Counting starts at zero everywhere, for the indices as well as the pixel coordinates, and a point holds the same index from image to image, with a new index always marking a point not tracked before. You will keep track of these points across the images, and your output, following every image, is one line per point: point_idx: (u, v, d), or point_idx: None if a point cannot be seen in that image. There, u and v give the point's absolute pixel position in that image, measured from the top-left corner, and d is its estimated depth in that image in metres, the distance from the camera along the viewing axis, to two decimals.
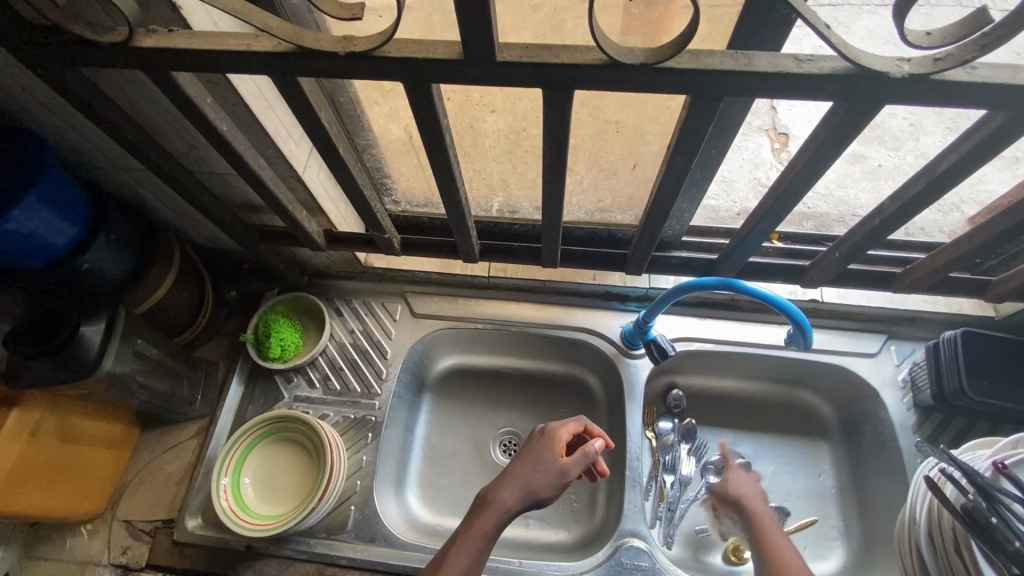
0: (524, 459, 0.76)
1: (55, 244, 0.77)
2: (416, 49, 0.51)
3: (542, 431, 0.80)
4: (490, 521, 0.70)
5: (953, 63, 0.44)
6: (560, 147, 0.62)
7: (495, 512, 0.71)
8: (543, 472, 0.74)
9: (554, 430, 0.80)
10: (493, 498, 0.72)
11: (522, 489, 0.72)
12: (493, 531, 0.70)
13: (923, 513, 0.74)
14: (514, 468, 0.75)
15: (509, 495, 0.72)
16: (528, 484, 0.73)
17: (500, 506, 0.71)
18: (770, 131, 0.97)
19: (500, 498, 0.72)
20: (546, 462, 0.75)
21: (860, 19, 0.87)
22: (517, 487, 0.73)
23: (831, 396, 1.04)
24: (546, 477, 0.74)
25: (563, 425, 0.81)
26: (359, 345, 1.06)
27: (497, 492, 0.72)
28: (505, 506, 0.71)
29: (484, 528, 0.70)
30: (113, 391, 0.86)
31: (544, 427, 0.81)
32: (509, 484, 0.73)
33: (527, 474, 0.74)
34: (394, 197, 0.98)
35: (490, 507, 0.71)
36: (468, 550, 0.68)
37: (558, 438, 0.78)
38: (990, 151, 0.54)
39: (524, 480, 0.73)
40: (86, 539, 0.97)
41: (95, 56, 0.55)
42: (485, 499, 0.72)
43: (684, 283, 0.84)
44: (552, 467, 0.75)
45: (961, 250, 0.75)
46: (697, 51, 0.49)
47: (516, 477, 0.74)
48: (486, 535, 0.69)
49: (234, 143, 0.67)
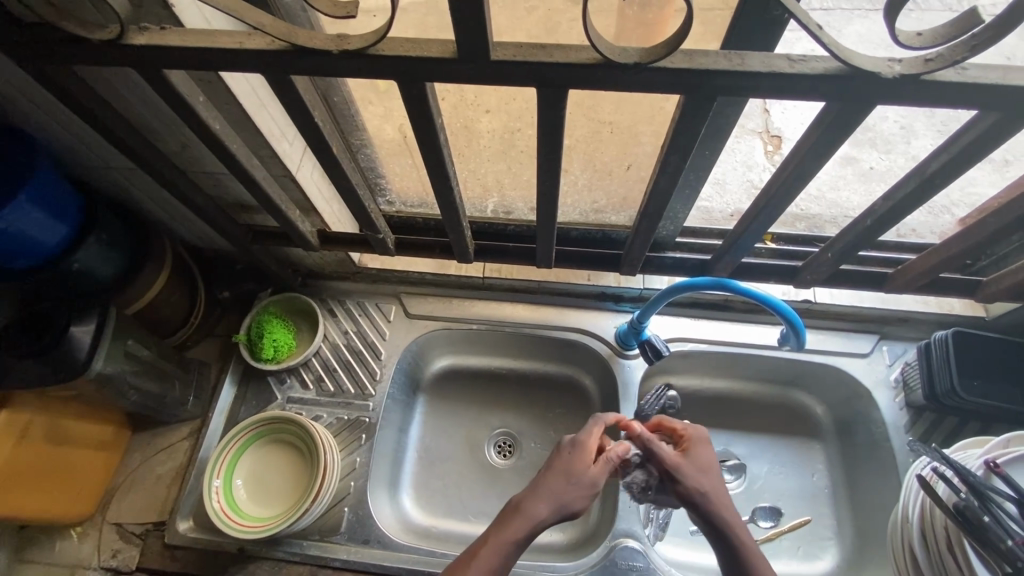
0: (557, 468, 0.73)
1: (45, 243, 0.77)
2: (410, 47, 0.51)
3: (574, 441, 0.76)
4: (520, 529, 0.67)
5: (944, 64, 0.44)
6: (555, 147, 0.62)
7: (527, 522, 0.67)
8: (576, 484, 0.71)
9: (586, 438, 0.76)
10: (525, 509, 0.68)
11: (556, 503, 0.69)
12: (522, 541, 0.67)
13: (915, 512, 0.74)
14: (547, 478, 0.72)
15: (542, 507, 0.68)
16: (562, 496, 0.69)
17: (533, 515, 0.68)
18: (762, 134, 1.00)
19: (534, 509, 0.68)
20: (581, 472, 0.72)
21: (851, 23, 0.89)
22: (553, 499, 0.69)
23: (824, 396, 1.04)
24: (584, 489, 0.71)
25: (595, 431, 0.77)
26: (352, 346, 1.06)
27: (531, 502, 0.69)
28: (539, 518, 0.68)
29: (514, 537, 0.66)
30: (104, 392, 0.85)
31: (573, 436, 0.77)
32: (543, 496, 0.69)
33: (564, 484, 0.71)
34: (388, 197, 0.96)
35: (521, 515, 0.68)
36: (494, 556, 0.65)
37: (589, 446, 0.75)
38: (978, 152, 0.55)
39: (560, 491, 0.70)
40: (76, 541, 0.96)
41: (86, 53, 0.54)
42: (518, 508, 0.69)
43: (676, 283, 0.84)
44: (586, 478, 0.71)
45: (951, 251, 0.75)
46: (691, 50, 0.49)
47: (550, 489, 0.70)
48: (516, 542, 0.66)
49: (227, 142, 0.66)
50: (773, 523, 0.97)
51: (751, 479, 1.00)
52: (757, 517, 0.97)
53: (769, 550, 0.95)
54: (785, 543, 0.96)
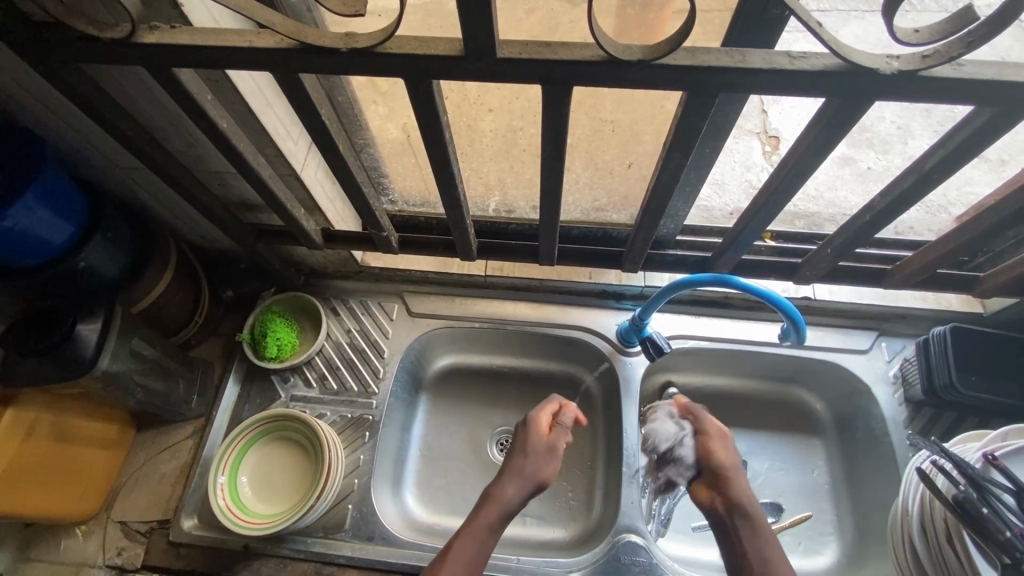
0: (518, 452, 0.77)
1: (52, 242, 0.77)
2: (418, 45, 0.52)
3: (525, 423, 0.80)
4: (493, 513, 0.70)
5: (940, 60, 0.45)
6: (558, 144, 0.62)
7: (497, 506, 0.71)
8: (536, 460, 0.75)
9: (535, 417, 0.80)
10: (493, 493, 0.72)
11: (521, 481, 0.73)
12: (496, 523, 0.70)
13: (915, 505, 0.74)
14: (511, 462, 0.76)
15: (508, 488, 0.72)
16: (525, 473, 0.74)
17: (502, 499, 0.71)
18: (760, 134, 1.01)
19: (500, 490, 0.72)
20: (538, 449, 0.76)
21: (847, 25, 0.89)
22: (518, 480, 0.73)
23: (824, 392, 1.05)
24: (543, 462, 0.75)
25: (542, 409, 0.82)
26: (356, 345, 1.07)
27: (498, 486, 0.73)
28: (508, 498, 0.72)
29: (488, 520, 0.70)
30: (110, 390, 0.85)
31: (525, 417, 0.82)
32: (507, 479, 0.73)
33: (523, 463, 0.75)
34: (391, 196, 0.98)
35: (490, 502, 0.72)
36: (471, 543, 0.68)
37: (541, 424, 0.80)
38: (974, 147, 0.56)
39: (522, 471, 0.74)
40: (80, 540, 0.96)
41: (96, 52, 0.55)
42: (486, 495, 0.73)
43: (677, 280, 0.85)
44: (542, 451, 0.76)
45: (948, 246, 0.76)
46: (693, 48, 0.50)
47: (513, 471, 0.74)
48: (491, 524, 0.70)
49: (234, 141, 0.67)
50: (774, 518, 0.97)
51: (752, 475, 1.01)
52: None
53: None
54: (786, 538, 0.96)
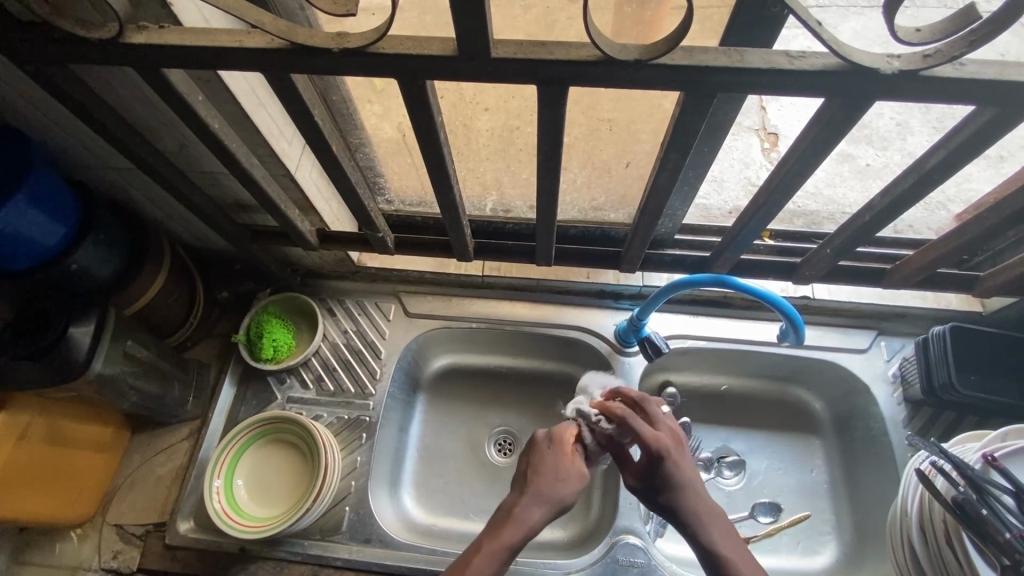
0: (544, 467, 0.71)
1: (44, 244, 0.76)
2: (411, 45, 0.51)
3: (552, 434, 0.75)
4: (516, 533, 0.66)
5: (942, 59, 0.44)
6: (554, 144, 0.62)
7: (522, 525, 0.66)
8: (565, 478, 0.70)
9: (563, 433, 0.75)
10: (518, 513, 0.67)
11: (549, 502, 0.68)
12: (517, 545, 0.66)
13: (914, 505, 0.74)
14: (535, 479, 0.70)
15: (535, 509, 0.67)
16: (554, 494, 0.69)
17: (528, 520, 0.67)
18: (759, 131, 1.00)
19: (525, 508, 0.68)
20: (568, 470, 0.71)
21: (847, 20, 0.89)
22: (546, 502, 0.68)
23: (822, 392, 1.05)
24: (572, 484, 0.70)
25: (565, 426, 0.77)
26: (353, 346, 1.06)
27: (527, 504, 0.68)
28: (532, 519, 0.67)
29: (510, 541, 0.65)
30: (103, 393, 0.84)
31: (549, 430, 0.77)
32: (533, 497, 0.68)
33: (552, 482, 0.70)
34: (387, 196, 0.97)
35: (517, 520, 0.66)
36: (490, 563, 0.64)
37: (563, 438, 0.75)
38: (978, 146, 0.55)
39: (553, 490, 0.69)
40: (75, 543, 0.96)
41: (84, 52, 0.54)
42: (510, 512, 0.67)
43: (676, 280, 0.84)
44: (573, 470, 0.72)
45: (948, 246, 0.75)
46: (691, 47, 0.49)
47: (541, 489, 0.69)
48: (512, 544, 0.65)
49: (226, 142, 0.66)
50: (773, 518, 0.97)
51: (750, 475, 1.01)
52: (757, 513, 0.97)
53: (768, 545, 0.95)
54: (785, 538, 0.96)
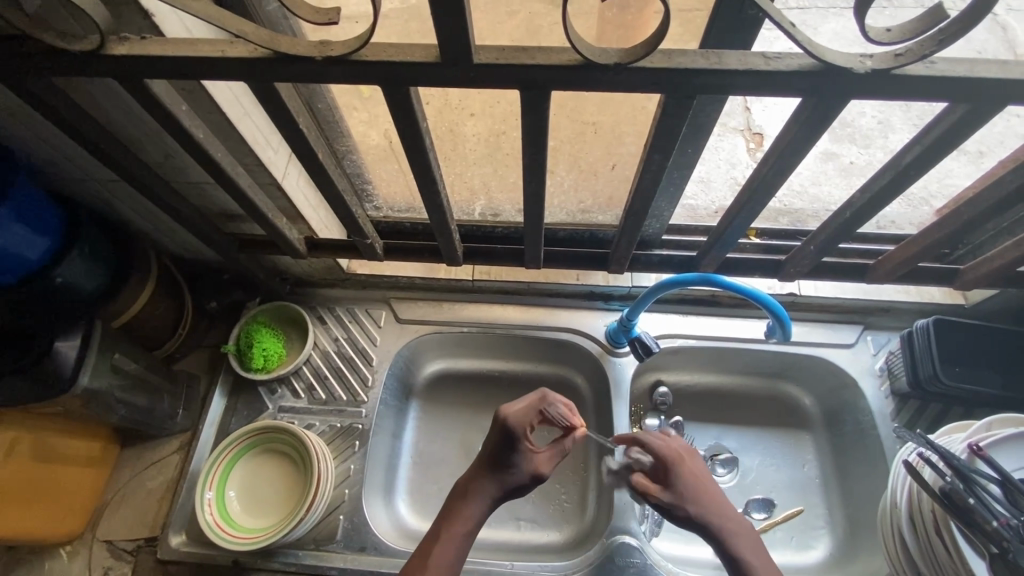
0: (499, 463, 0.73)
1: (28, 258, 0.76)
2: (393, 52, 0.51)
3: (510, 422, 0.74)
4: (468, 524, 0.70)
5: (913, 58, 0.46)
6: (539, 148, 0.62)
7: (473, 517, 0.70)
8: (516, 476, 0.73)
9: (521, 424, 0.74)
10: (472, 506, 0.71)
11: (495, 497, 0.72)
12: (469, 535, 0.70)
13: (903, 497, 0.74)
14: (490, 471, 0.73)
15: (484, 501, 0.71)
16: (501, 489, 0.72)
17: (477, 511, 0.71)
18: (745, 132, 1.02)
19: (479, 503, 0.71)
20: (524, 467, 0.73)
21: (827, 22, 0.90)
22: (492, 497, 0.72)
23: (812, 388, 1.06)
24: (523, 483, 0.74)
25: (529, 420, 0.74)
26: (343, 354, 1.06)
27: (480, 495, 0.72)
28: (481, 510, 0.71)
29: (464, 531, 0.69)
30: (91, 407, 0.84)
31: (507, 414, 0.75)
32: (484, 489, 0.72)
33: (507, 480, 0.73)
34: (376, 203, 0.97)
35: (470, 511, 0.70)
36: (451, 550, 0.68)
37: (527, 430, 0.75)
38: (952, 142, 0.57)
39: (504, 487, 0.72)
40: (66, 561, 0.94)
41: (64, 64, 0.54)
42: (465, 501, 0.71)
43: (663, 280, 0.85)
44: (528, 469, 0.74)
45: (928, 239, 0.77)
46: (669, 50, 0.50)
47: (492, 484, 0.72)
48: (464, 533, 0.69)
49: (212, 152, 0.66)
50: (766, 514, 0.97)
51: (743, 472, 1.01)
52: (751, 509, 0.97)
53: (764, 542, 0.96)
54: (778, 534, 0.97)
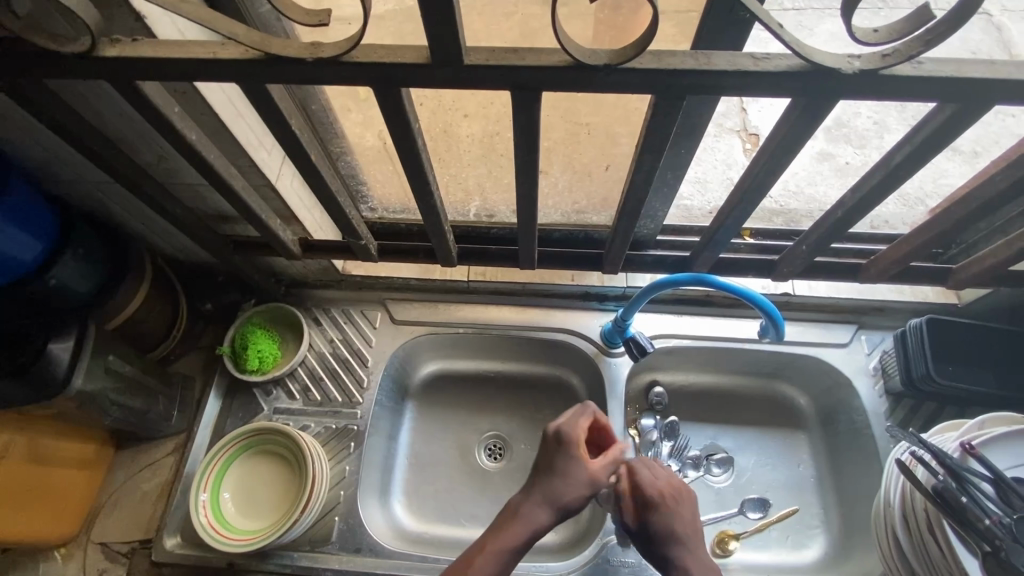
0: (547, 471, 0.71)
1: (21, 260, 0.76)
2: (383, 53, 0.51)
3: (561, 433, 0.73)
4: (519, 535, 0.66)
5: (899, 58, 0.46)
6: (531, 149, 0.62)
7: (524, 527, 0.67)
8: (573, 485, 0.69)
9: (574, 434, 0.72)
10: (522, 514, 0.68)
11: (553, 506, 0.68)
12: (521, 546, 0.66)
13: (897, 497, 0.74)
14: (541, 480, 0.70)
15: (539, 512, 0.68)
16: (558, 497, 0.68)
17: (531, 522, 0.67)
18: (741, 132, 1.03)
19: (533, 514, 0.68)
20: (579, 475, 0.70)
21: (823, 22, 0.91)
22: (548, 505, 0.68)
23: (807, 387, 1.06)
24: (579, 491, 0.69)
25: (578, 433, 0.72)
26: (339, 355, 1.06)
27: (531, 505, 0.68)
28: (536, 521, 0.67)
29: (513, 543, 0.66)
30: (86, 409, 0.84)
31: (560, 427, 0.74)
32: (536, 498, 0.69)
33: (560, 489, 0.69)
34: (371, 204, 0.97)
35: (522, 521, 0.67)
36: (494, 561, 0.65)
37: (581, 441, 0.72)
38: (941, 141, 0.57)
39: (559, 496, 0.68)
40: (60, 563, 0.94)
41: (55, 65, 0.54)
42: (515, 512, 0.68)
43: (657, 280, 0.85)
44: (584, 477, 0.70)
45: (921, 239, 0.77)
46: (659, 51, 0.50)
47: (547, 491, 0.69)
48: (513, 544, 0.66)
49: (205, 153, 0.66)
50: (761, 514, 0.97)
51: (738, 471, 1.01)
52: (746, 509, 0.97)
53: (758, 541, 0.96)
54: (773, 534, 0.97)
